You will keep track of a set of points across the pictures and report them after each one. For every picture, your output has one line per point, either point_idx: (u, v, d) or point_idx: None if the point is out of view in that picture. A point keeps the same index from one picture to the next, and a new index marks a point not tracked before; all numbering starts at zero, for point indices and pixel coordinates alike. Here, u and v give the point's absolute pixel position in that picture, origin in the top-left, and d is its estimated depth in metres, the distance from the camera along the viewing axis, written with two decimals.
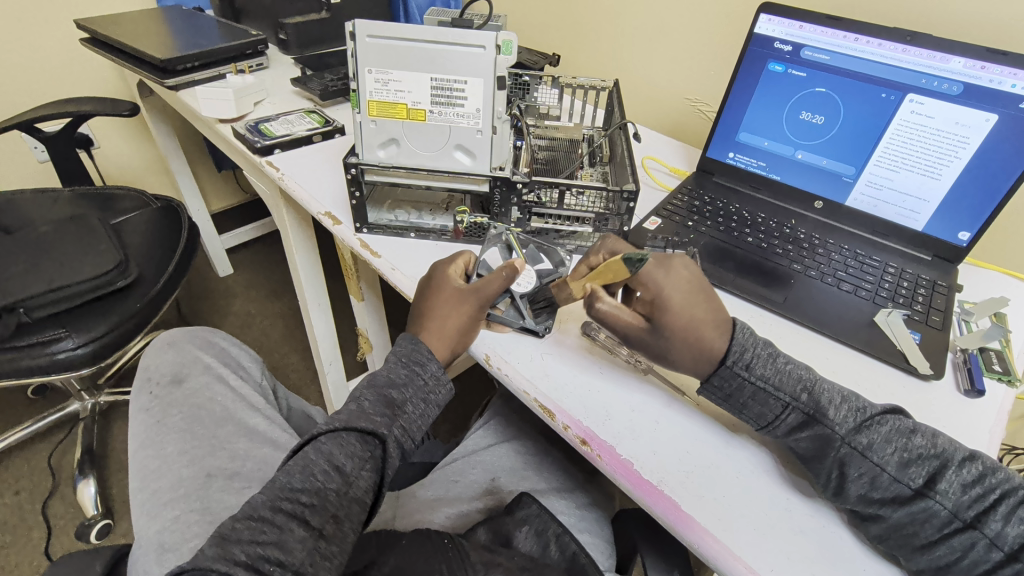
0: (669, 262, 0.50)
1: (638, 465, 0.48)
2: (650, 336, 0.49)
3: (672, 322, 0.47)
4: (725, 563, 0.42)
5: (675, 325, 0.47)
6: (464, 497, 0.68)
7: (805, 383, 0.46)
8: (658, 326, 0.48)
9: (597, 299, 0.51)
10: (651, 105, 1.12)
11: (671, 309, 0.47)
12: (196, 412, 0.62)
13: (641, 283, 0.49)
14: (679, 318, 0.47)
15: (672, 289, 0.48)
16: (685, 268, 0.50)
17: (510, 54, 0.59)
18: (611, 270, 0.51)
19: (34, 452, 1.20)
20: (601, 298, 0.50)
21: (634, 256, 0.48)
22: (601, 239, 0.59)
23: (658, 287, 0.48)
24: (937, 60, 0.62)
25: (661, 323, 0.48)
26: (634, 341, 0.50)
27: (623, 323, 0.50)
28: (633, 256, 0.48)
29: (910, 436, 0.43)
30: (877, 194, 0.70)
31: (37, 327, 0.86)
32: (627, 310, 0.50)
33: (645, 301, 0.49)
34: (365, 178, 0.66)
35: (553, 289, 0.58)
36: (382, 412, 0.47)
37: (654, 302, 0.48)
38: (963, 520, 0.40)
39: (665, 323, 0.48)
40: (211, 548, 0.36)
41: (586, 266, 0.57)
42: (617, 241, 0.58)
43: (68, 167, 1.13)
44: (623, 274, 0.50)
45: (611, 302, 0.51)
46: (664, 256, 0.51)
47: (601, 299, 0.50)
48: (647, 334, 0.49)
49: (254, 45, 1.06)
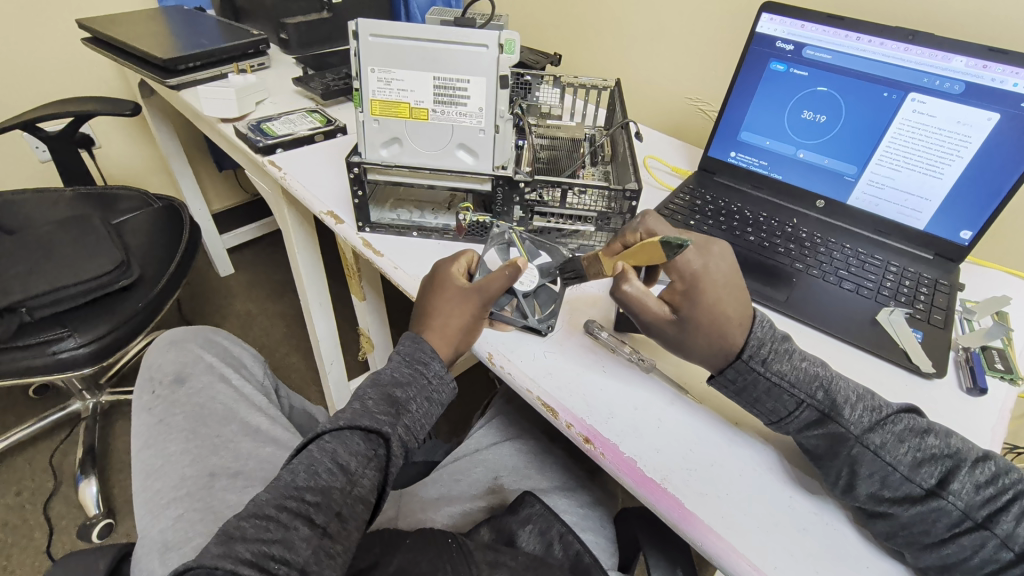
0: (709, 251, 0.48)
1: (641, 464, 0.48)
2: (674, 327, 0.48)
3: (701, 312, 0.46)
4: (728, 562, 0.42)
5: (702, 320, 0.46)
6: (466, 496, 0.68)
7: (821, 380, 0.46)
8: (686, 320, 0.47)
9: (625, 281, 0.49)
10: (653, 104, 1.13)
11: (703, 301, 0.46)
12: (198, 411, 0.62)
13: (675, 271, 0.48)
14: (709, 310, 0.46)
15: (711, 277, 0.47)
16: (724, 258, 0.48)
17: (511, 53, 0.59)
18: (646, 252, 0.49)
19: (35, 453, 1.20)
20: (630, 280, 0.49)
21: (672, 241, 0.46)
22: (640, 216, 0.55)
23: (693, 277, 0.47)
24: (939, 59, 0.62)
25: (688, 314, 0.47)
26: (657, 330, 0.50)
27: (651, 311, 0.49)
28: (672, 242, 0.46)
29: (924, 436, 0.43)
30: (878, 194, 0.70)
31: (38, 327, 0.86)
32: (654, 299, 0.49)
33: (677, 289, 0.48)
34: (367, 177, 0.66)
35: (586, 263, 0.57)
36: (385, 411, 0.47)
37: (687, 292, 0.47)
38: (974, 520, 0.40)
39: (694, 314, 0.47)
40: (216, 546, 0.36)
41: (620, 244, 0.54)
42: (656, 219, 0.54)
43: (69, 167, 1.13)
44: (658, 257, 0.48)
45: (639, 285, 0.49)
46: (702, 245, 0.49)
47: (629, 281, 0.49)
48: (673, 324, 0.48)
49: (255, 45, 1.06)
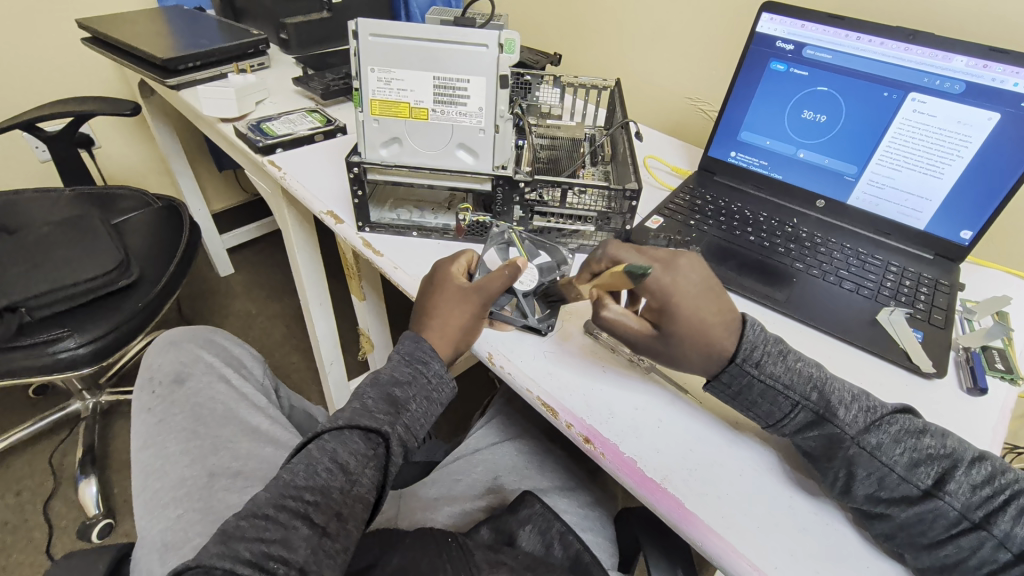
0: (676, 264, 0.47)
1: (641, 463, 0.48)
2: (658, 342, 0.48)
3: (682, 329, 0.46)
4: (729, 562, 0.42)
5: (684, 331, 0.46)
6: (466, 496, 0.68)
7: (815, 381, 0.46)
8: (667, 335, 0.47)
9: (603, 307, 0.51)
10: (653, 105, 1.13)
11: (679, 316, 0.46)
12: (198, 411, 0.62)
13: (647, 292, 0.47)
14: (689, 324, 0.46)
15: (683, 289, 0.46)
16: (693, 265, 0.47)
17: (512, 53, 0.59)
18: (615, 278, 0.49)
19: (35, 453, 1.20)
20: (607, 306, 0.51)
21: (635, 269, 0.46)
22: (602, 244, 0.54)
23: (664, 297, 0.46)
24: (940, 59, 0.62)
25: (669, 330, 0.47)
26: (645, 346, 0.50)
27: (632, 330, 0.49)
28: (635, 270, 0.45)
29: (920, 436, 0.43)
30: (879, 194, 0.70)
31: (38, 327, 0.86)
32: (634, 318, 0.50)
33: (653, 309, 0.47)
34: (367, 177, 0.66)
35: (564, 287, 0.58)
36: (385, 410, 0.47)
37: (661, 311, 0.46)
38: (971, 520, 0.40)
39: (674, 331, 0.46)
40: (215, 546, 0.36)
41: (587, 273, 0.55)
42: (619, 244, 0.53)
43: (68, 167, 1.13)
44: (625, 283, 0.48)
45: (617, 309, 0.51)
46: (669, 258, 0.47)
47: (607, 306, 0.51)
48: (657, 341, 0.48)
49: (254, 45, 1.06)
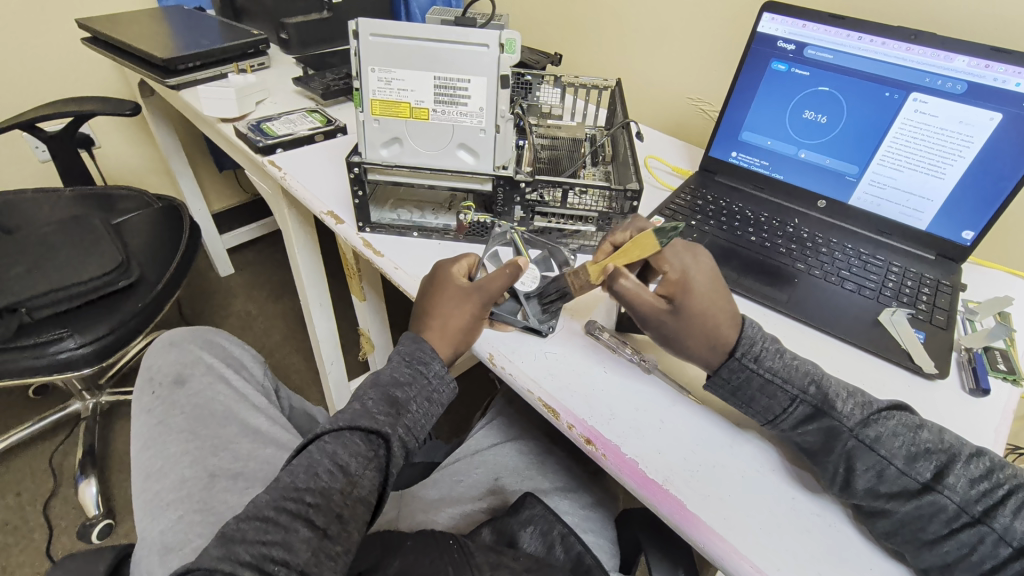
0: (697, 250, 0.51)
1: (644, 464, 0.48)
2: (669, 318, 0.48)
3: (696, 304, 0.47)
4: (731, 563, 0.42)
5: (696, 307, 0.47)
6: (467, 497, 0.68)
7: (813, 375, 0.46)
8: (680, 308, 0.48)
9: (620, 275, 0.49)
10: (654, 105, 1.12)
11: (694, 291, 0.48)
12: (198, 412, 0.62)
13: (668, 263, 0.50)
14: (702, 302, 0.47)
15: (699, 270, 0.49)
16: (711, 259, 0.51)
17: (512, 52, 0.59)
18: (640, 245, 0.50)
19: (34, 453, 1.19)
20: (626, 275, 0.49)
21: (666, 228, 0.48)
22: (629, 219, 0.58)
23: (684, 270, 0.49)
24: (943, 59, 0.62)
25: (684, 303, 0.48)
26: (653, 321, 0.49)
27: (645, 302, 0.49)
28: (666, 228, 0.47)
29: (917, 430, 0.43)
30: (880, 194, 0.70)
31: (37, 327, 0.86)
32: (648, 291, 0.50)
33: (670, 281, 0.50)
34: (367, 177, 0.66)
35: (569, 277, 0.56)
36: (385, 411, 0.47)
37: (679, 282, 0.49)
38: (972, 515, 0.39)
39: (688, 305, 0.47)
40: (215, 549, 0.36)
41: (609, 246, 0.56)
42: (645, 221, 0.57)
43: (68, 168, 1.12)
44: (652, 249, 0.49)
45: (635, 281, 0.50)
46: (690, 245, 0.52)
47: (625, 275, 0.49)
48: (668, 316, 0.48)
49: (254, 45, 1.06)
